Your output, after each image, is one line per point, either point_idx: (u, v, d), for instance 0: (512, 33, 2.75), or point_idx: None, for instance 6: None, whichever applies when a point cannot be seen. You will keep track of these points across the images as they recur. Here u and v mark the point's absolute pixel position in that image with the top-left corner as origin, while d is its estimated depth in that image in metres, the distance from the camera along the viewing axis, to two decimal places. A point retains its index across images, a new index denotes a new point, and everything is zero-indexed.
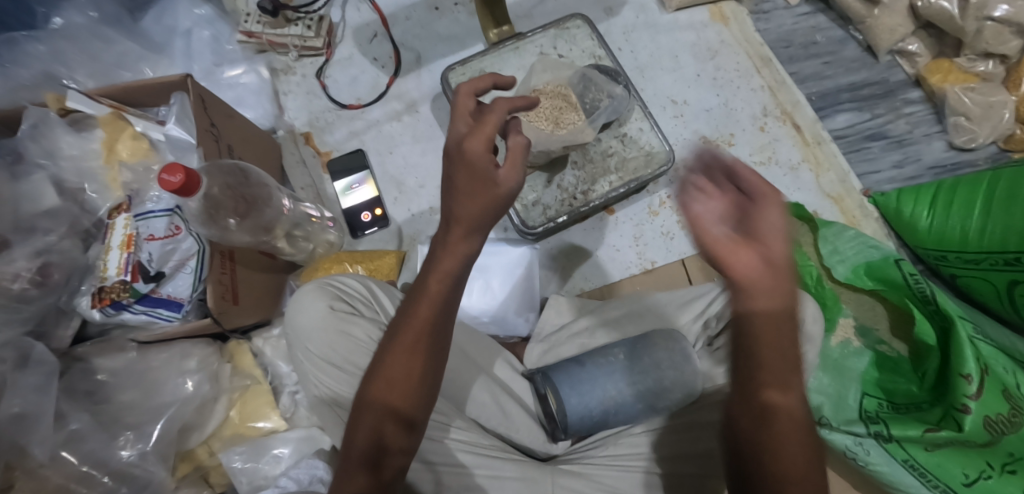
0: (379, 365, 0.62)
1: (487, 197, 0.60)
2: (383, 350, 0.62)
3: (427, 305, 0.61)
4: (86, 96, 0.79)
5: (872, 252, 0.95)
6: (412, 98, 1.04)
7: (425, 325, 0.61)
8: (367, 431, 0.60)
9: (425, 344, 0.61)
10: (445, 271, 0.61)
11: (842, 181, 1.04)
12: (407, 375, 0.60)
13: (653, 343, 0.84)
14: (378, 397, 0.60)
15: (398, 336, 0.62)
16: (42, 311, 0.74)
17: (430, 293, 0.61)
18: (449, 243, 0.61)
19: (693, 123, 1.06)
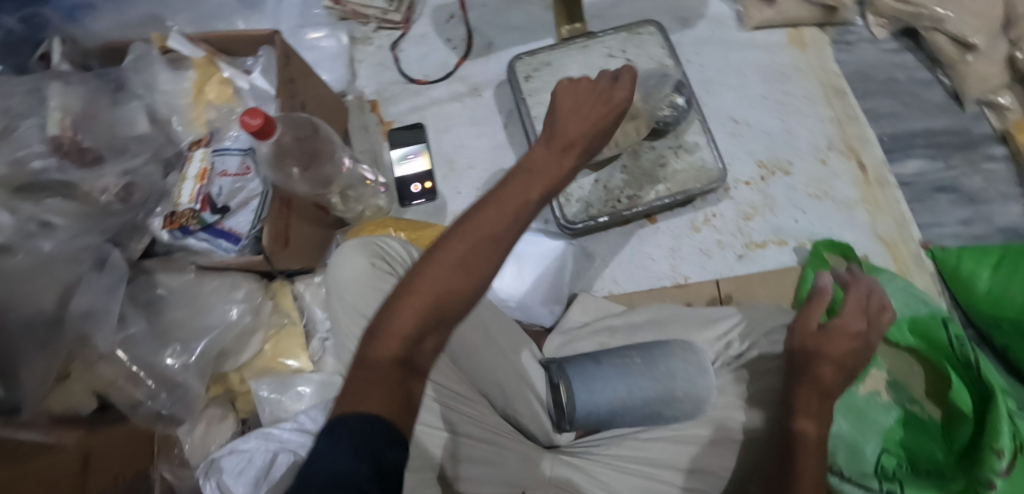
0: (419, 274, 0.51)
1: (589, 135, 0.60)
2: (427, 258, 0.51)
3: (501, 212, 0.53)
4: (187, 39, 0.89)
5: (920, 306, 0.92)
6: (476, 82, 1.09)
7: (484, 239, 0.52)
8: (391, 349, 0.48)
9: (477, 264, 0.51)
10: (529, 194, 0.55)
11: (900, 227, 1.00)
12: (449, 293, 0.50)
13: (671, 353, 0.85)
14: (412, 310, 0.49)
15: (449, 248, 0.51)
16: (121, 224, 0.81)
17: (503, 210, 0.53)
18: (551, 164, 0.57)
19: (750, 145, 1.05)
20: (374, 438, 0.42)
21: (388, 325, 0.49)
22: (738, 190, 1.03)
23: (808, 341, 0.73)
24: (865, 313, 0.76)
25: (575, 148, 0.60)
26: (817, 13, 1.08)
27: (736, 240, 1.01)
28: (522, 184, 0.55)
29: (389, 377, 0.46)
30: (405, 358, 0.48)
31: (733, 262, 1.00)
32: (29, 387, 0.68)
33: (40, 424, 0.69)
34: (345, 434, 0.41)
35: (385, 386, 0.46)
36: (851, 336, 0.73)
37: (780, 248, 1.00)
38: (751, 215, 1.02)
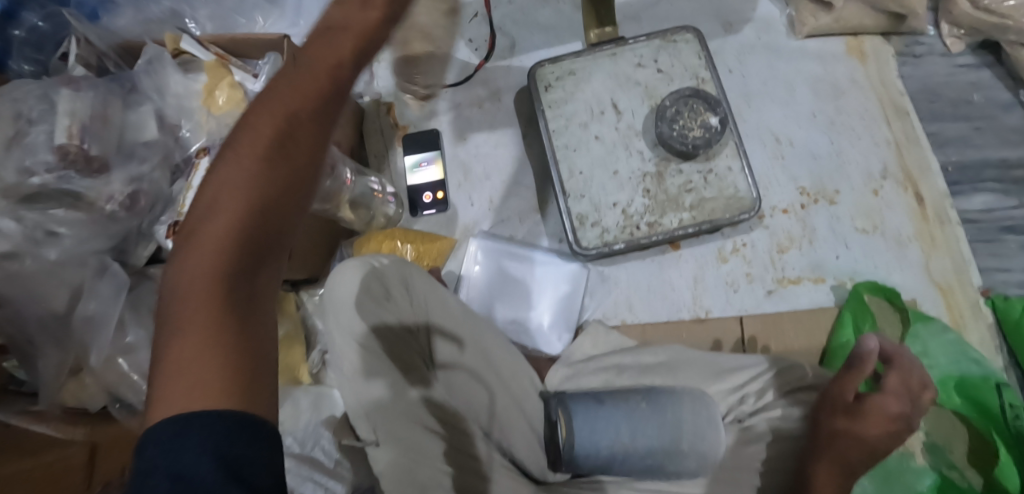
0: (208, 212, 0.42)
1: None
2: (212, 189, 0.42)
3: (268, 126, 0.42)
4: (198, 42, 0.88)
5: (972, 366, 0.82)
6: (497, 86, 1.03)
7: (263, 164, 0.42)
8: (204, 311, 0.40)
9: (273, 178, 0.42)
10: (317, 78, 0.43)
11: (957, 270, 0.90)
12: (247, 224, 0.42)
13: (676, 401, 0.78)
14: (210, 255, 0.41)
15: (229, 164, 0.42)
16: (126, 231, 0.81)
17: (283, 105, 0.43)
18: (327, 49, 0.44)
19: (793, 168, 0.96)
20: (214, 434, 0.36)
21: (183, 280, 0.41)
22: (774, 218, 0.94)
23: (841, 415, 0.67)
24: (908, 395, 0.68)
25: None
26: (882, 20, 0.96)
27: (767, 273, 0.93)
28: (299, 67, 0.44)
29: (215, 347, 0.39)
30: (228, 313, 0.41)
31: (761, 298, 0.92)
32: (44, 378, 0.76)
33: (53, 413, 0.76)
34: (194, 432, 0.36)
35: (210, 359, 0.39)
36: (888, 424, 0.66)
37: (816, 285, 0.92)
38: (787, 246, 0.93)
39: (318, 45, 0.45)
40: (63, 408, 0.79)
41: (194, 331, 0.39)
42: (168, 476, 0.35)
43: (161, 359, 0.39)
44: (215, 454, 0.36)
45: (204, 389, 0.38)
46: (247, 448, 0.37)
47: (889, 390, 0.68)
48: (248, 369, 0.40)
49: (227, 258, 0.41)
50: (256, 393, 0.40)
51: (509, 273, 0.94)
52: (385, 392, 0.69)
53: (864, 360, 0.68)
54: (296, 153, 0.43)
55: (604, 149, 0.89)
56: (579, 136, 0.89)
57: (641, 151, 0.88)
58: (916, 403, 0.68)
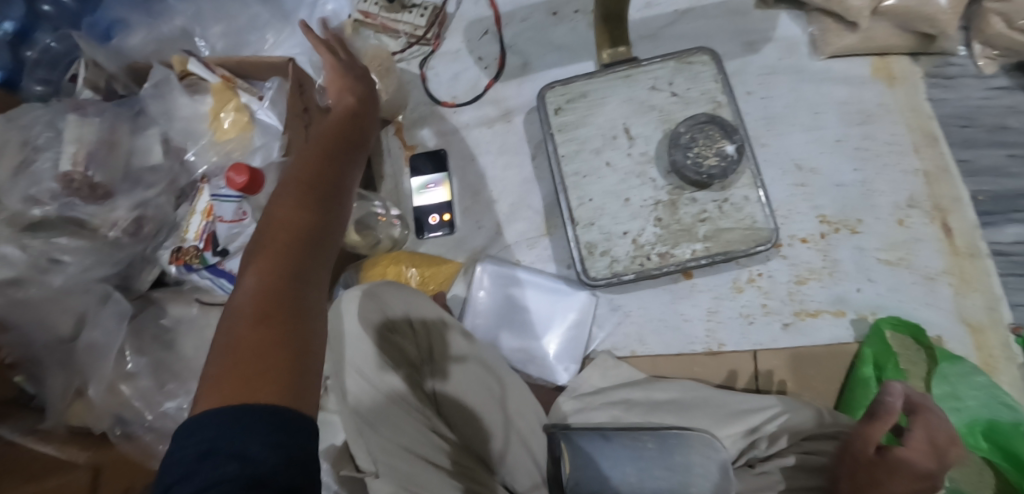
0: (264, 241, 0.53)
1: (352, 119, 0.69)
2: (272, 219, 0.54)
3: (306, 188, 0.57)
4: (205, 65, 0.86)
5: (1002, 411, 0.77)
6: (508, 106, 1.01)
7: (307, 208, 0.55)
8: (272, 313, 0.48)
9: (317, 214, 0.56)
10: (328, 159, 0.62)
11: (988, 308, 0.86)
12: (303, 247, 0.53)
13: (689, 453, 0.73)
14: (274, 267, 0.51)
15: (286, 204, 0.55)
16: (131, 256, 0.82)
17: (313, 168, 0.59)
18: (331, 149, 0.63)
19: (815, 197, 0.92)
20: (274, 425, 0.42)
21: (244, 289, 0.50)
22: (794, 248, 0.90)
23: (861, 471, 0.62)
24: (935, 451, 0.61)
25: (355, 125, 0.69)
26: (910, 40, 0.92)
27: (785, 306, 0.89)
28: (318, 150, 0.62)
29: (279, 342, 0.47)
30: (291, 313, 0.49)
31: (778, 332, 0.88)
32: (50, 397, 0.76)
33: (59, 432, 0.75)
34: (256, 420, 0.42)
35: (279, 347, 0.46)
36: (910, 484, 0.60)
37: (836, 319, 0.88)
38: (806, 279, 0.89)
39: (328, 142, 0.64)
40: (68, 428, 0.76)
41: (260, 329, 0.47)
42: (229, 455, 0.40)
43: (224, 353, 0.46)
44: (273, 445, 0.41)
45: (269, 380, 0.44)
46: (298, 440, 0.42)
47: (914, 445, 0.62)
48: (303, 363, 0.47)
49: (288, 270, 0.51)
50: (307, 386, 0.46)
51: (519, 301, 0.93)
52: (386, 431, 0.66)
53: (888, 411, 0.63)
54: (329, 200, 0.58)
55: (617, 176, 0.86)
56: (590, 162, 0.87)
57: (654, 179, 0.85)
58: (945, 460, 0.61)
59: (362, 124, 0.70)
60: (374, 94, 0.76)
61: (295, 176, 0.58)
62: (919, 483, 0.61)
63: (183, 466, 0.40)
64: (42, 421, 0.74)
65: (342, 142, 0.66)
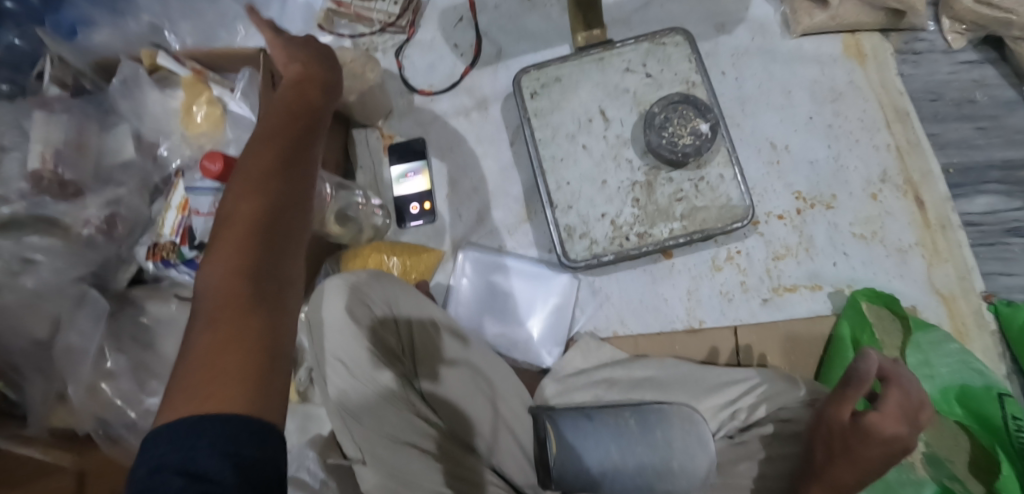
0: (220, 238, 0.50)
1: (308, 89, 0.64)
2: (226, 212, 0.51)
3: (258, 172, 0.53)
4: (174, 58, 0.85)
5: (973, 376, 0.80)
6: (484, 94, 1.01)
7: (262, 195, 0.52)
8: (229, 319, 0.47)
9: (273, 200, 0.52)
10: (282, 136, 0.57)
11: (959, 278, 0.88)
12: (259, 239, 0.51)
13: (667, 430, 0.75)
14: (230, 264, 0.49)
15: (238, 193, 0.52)
16: (105, 257, 0.80)
17: (267, 150, 0.55)
18: (285, 123, 0.59)
19: (789, 174, 0.93)
20: (224, 436, 0.41)
21: (203, 292, 0.49)
22: (770, 225, 0.91)
23: (834, 437, 0.64)
24: (906, 417, 0.62)
25: (315, 92, 0.64)
26: (880, 17, 0.93)
27: (762, 283, 0.90)
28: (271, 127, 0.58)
29: (234, 351, 0.45)
30: (249, 317, 0.47)
31: (757, 308, 0.89)
32: (29, 403, 0.74)
33: (43, 438, 0.72)
34: (208, 430, 0.41)
35: (237, 356, 0.45)
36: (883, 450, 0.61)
37: (813, 294, 0.89)
38: (783, 255, 0.91)
39: (283, 118, 0.59)
40: (50, 432, 0.75)
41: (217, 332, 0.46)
42: (180, 473, 0.39)
43: (186, 360, 0.45)
44: (226, 455, 0.40)
45: (225, 385, 0.43)
46: (253, 446, 0.42)
47: (887, 411, 0.62)
48: (263, 369, 0.46)
49: (244, 267, 0.49)
50: (270, 390, 0.45)
51: (502, 286, 0.93)
52: (370, 421, 0.66)
53: (861, 380, 0.63)
54: (287, 182, 0.54)
55: (593, 159, 0.86)
56: (566, 145, 0.87)
57: (631, 160, 0.85)
58: (915, 425, 0.62)
59: (319, 91, 0.65)
60: (331, 56, 0.69)
61: (248, 162, 0.55)
62: (892, 446, 0.61)
63: (137, 480, 0.40)
64: (25, 427, 0.72)
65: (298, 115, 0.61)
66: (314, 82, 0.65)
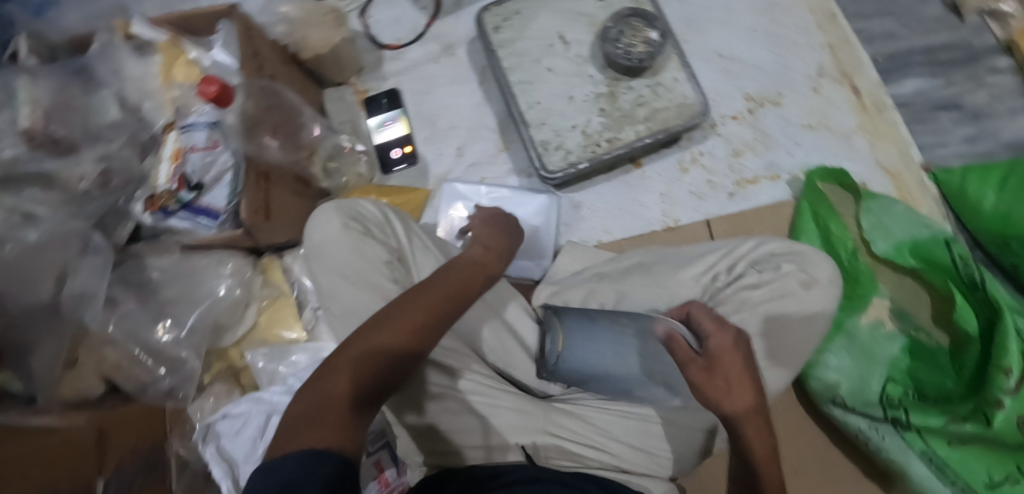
0: (350, 354, 0.57)
1: (424, 319, 0.61)
2: (394, 314, 0.60)
3: (401, 322, 0.59)
4: (149, 24, 0.86)
5: (922, 230, 0.88)
6: (450, 40, 1.07)
7: (401, 335, 0.59)
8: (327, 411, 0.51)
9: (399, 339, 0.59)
10: (402, 336, 0.59)
11: (901, 154, 0.97)
12: (440, 313, 0.62)
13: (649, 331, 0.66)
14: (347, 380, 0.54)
15: (381, 322, 0.59)
16: (102, 209, 0.82)
17: (404, 319, 0.60)
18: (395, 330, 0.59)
19: (739, 79, 1.01)
20: (304, 469, 0.43)
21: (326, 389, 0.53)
22: (726, 126, 1.00)
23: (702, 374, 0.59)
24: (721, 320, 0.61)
25: (433, 333, 0.61)
26: None
27: (727, 178, 0.98)
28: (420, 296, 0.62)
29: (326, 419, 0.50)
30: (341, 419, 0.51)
31: (725, 201, 0.97)
32: (38, 374, 0.74)
33: (53, 409, 0.75)
34: (301, 458, 0.44)
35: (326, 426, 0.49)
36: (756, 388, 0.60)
37: (773, 183, 0.97)
38: (742, 151, 0.99)
39: (398, 342, 0.58)
40: (63, 403, 0.77)
41: (343, 398, 0.52)
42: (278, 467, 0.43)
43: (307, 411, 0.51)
44: (314, 467, 0.43)
45: (322, 424, 0.49)
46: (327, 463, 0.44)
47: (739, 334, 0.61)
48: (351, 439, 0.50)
49: (366, 375, 0.55)
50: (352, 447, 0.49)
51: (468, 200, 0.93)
52: None
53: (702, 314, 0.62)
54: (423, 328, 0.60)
55: (559, 78, 0.92)
56: (531, 69, 0.92)
57: (593, 75, 0.91)
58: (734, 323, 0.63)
59: (430, 335, 0.61)
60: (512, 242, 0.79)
61: (396, 316, 0.60)
62: (756, 385, 0.60)
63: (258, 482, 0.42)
64: (33, 402, 0.74)
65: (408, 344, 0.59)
66: (428, 326, 0.61)
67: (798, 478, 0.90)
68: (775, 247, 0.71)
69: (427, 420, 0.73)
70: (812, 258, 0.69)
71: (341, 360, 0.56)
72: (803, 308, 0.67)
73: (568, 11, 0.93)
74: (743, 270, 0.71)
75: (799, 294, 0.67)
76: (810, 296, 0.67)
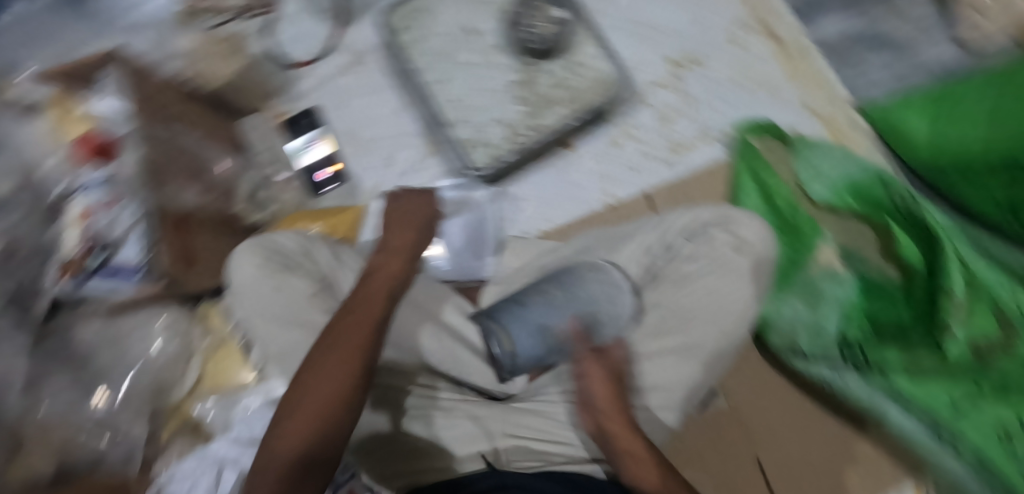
0: (298, 392, 0.55)
1: (364, 334, 0.59)
2: (333, 339, 0.58)
3: (342, 344, 0.57)
4: (32, 84, 0.81)
5: (855, 170, 0.88)
6: (360, 49, 1.03)
7: (345, 355, 0.57)
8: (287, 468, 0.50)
9: (345, 358, 0.56)
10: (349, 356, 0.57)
11: (829, 96, 0.96)
12: (363, 350, 0.58)
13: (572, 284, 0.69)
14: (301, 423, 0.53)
15: (321, 352, 0.57)
16: (9, 288, 0.75)
17: (343, 340, 0.58)
18: (339, 352, 0.57)
19: (658, 44, 0.99)
20: None
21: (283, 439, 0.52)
22: (652, 93, 0.98)
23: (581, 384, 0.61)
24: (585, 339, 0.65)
25: (378, 342, 0.59)
26: None
27: (661, 146, 0.96)
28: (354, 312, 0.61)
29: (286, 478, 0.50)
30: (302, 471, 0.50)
31: (662, 170, 0.95)
32: None
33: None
34: None
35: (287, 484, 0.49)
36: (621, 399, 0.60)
37: (706, 144, 0.96)
38: (671, 117, 0.97)
39: (344, 363, 0.56)
40: None
41: (300, 446, 0.52)
42: None
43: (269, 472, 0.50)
44: None
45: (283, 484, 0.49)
46: None
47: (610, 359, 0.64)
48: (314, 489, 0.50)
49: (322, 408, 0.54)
50: None
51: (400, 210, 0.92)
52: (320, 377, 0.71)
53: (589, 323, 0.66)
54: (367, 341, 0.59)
55: (476, 75, 0.95)
56: (450, 72, 0.97)
57: (509, 66, 0.95)
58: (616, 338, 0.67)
59: (375, 344, 0.59)
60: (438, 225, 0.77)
61: (334, 340, 0.58)
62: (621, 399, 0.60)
63: None
64: None
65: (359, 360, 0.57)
66: (371, 338, 0.59)
67: (777, 433, 0.89)
68: (704, 215, 0.73)
69: (379, 447, 0.71)
70: (740, 220, 0.71)
71: (291, 403, 0.54)
72: (734, 271, 0.68)
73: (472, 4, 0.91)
74: (676, 242, 0.73)
75: (732, 259, 0.69)
76: (741, 259, 0.69)
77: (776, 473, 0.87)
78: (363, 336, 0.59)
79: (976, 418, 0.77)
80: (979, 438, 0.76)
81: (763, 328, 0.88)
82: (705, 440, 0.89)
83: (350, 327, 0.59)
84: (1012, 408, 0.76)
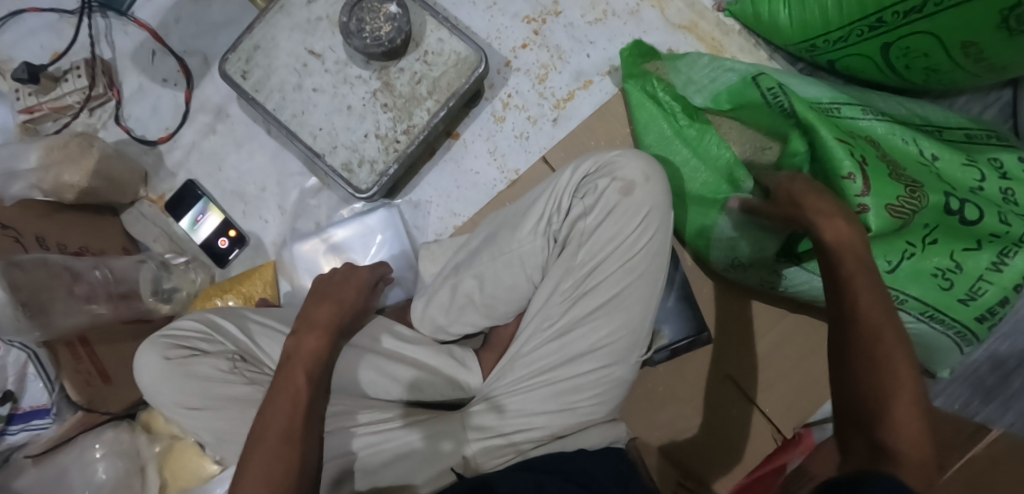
0: (250, 462, 0.57)
1: (295, 391, 0.62)
2: (269, 407, 0.61)
3: (281, 407, 0.61)
4: None
5: (729, 76, 0.85)
6: (216, 104, 0.98)
7: (286, 416, 0.60)
8: None
9: (289, 419, 0.60)
10: (291, 417, 0.60)
11: (690, 6, 0.95)
12: (298, 438, 0.59)
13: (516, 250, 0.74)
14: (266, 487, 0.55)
15: (264, 421, 0.60)
16: None
17: (282, 404, 0.61)
18: (278, 416, 0.60)
19: (511, 7, 0.96)
20: None
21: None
22: (519, 58, 0.95)
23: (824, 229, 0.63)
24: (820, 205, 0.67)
25: (315, 393, 0.63)
26: None
27: (543, 106, 0.95)
28: (287, 376, 0.64)
29: None
30: None
31: (552, 130, 0.94)
32: None
33: None
34: None
35: None
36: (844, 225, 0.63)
37: (587, 90, 0.95)
38: (545, 75, 0.95)
39: (287, 423, 0.60)
40: None
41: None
42: None
43: None
44: None
45: None
46: None
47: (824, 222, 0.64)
48: None
49: (282, 466, 0.57)
50: None
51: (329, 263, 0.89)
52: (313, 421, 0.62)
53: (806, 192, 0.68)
54: (307, 397, 0.62)
55: (328, 95, 0.85)
56: (298, 98, 0.85)
57: (360, 75, 0.85)
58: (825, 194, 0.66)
59: (318, 395, 0.63)
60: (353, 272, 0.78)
61: (271, 407, 0.61)
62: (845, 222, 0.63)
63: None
64: None
65: (299, 416, 0.61)
66: (308, 393, 0.63)
67: (732, 345, 0.90)
68: (586, 168, 0.74)
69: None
70: (620, 162, 0.72)
71: (246, 474, 0.57)
72: (629, 212, 0.70)
73: (306, 23, 0.85)
74: (567, 203, 0.73)
75: (622, 203, 0.70)
76: (632, 200, 0.70)
77: (743, 379, 0.89)
78: (296, 396, 0.62)
79: (914, 270, 0.77)
80: (921, 290, 0.78)
81: (704, 247, 0.86)
82: (668, 380, 0.91)
83: (283, 391, 0.62)
84: (943, 252, 0.76)
